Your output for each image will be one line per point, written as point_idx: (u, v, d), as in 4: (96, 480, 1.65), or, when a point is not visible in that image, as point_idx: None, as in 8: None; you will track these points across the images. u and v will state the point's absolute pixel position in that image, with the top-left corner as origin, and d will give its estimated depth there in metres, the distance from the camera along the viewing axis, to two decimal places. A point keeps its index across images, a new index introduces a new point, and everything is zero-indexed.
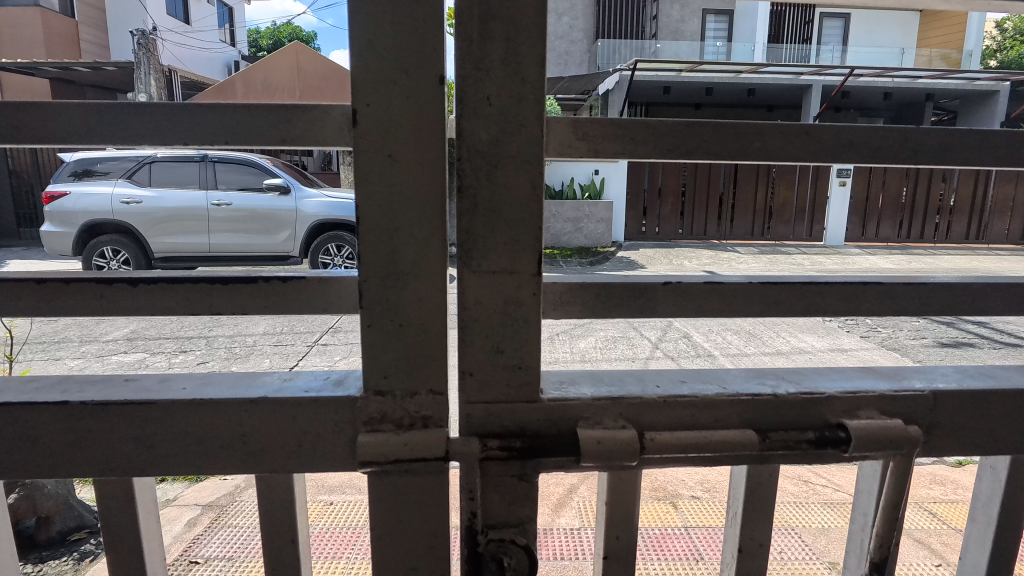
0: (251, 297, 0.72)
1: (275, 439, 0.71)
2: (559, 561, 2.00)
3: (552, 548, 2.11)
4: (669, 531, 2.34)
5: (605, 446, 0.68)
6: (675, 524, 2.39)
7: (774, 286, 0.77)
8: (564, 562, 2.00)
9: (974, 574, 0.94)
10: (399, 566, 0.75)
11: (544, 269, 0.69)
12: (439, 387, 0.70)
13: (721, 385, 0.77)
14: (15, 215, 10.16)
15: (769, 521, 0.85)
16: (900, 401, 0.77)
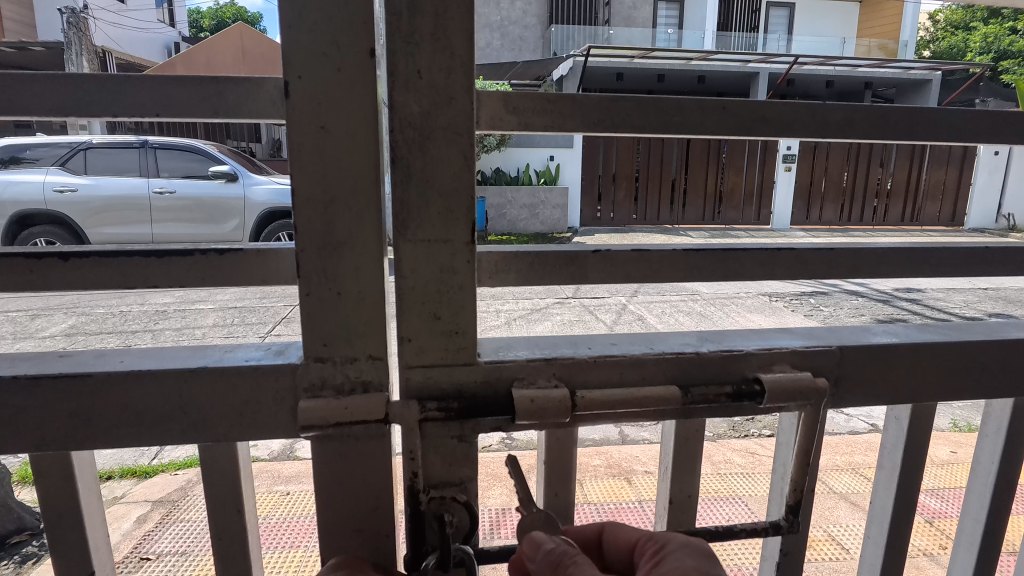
0: (188, 270, 0.73)
1: (216, 409, 0.72)
2: None
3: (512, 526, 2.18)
4: (623, 505, 2.47)
5: (538, 404, 0.72)
6: (629, 498, 2.52)
7: (697, 252, 0.82)
8: None
9: (882, 516, 1.03)
10: (345, 529, 0.78)
11: (477, 237, 0.72)
12: (379, 353, 0.72)
13: (649, 346, 0.82)
14: None
15: (696, 474, 0.91)
16: (811, 356, 0.83)
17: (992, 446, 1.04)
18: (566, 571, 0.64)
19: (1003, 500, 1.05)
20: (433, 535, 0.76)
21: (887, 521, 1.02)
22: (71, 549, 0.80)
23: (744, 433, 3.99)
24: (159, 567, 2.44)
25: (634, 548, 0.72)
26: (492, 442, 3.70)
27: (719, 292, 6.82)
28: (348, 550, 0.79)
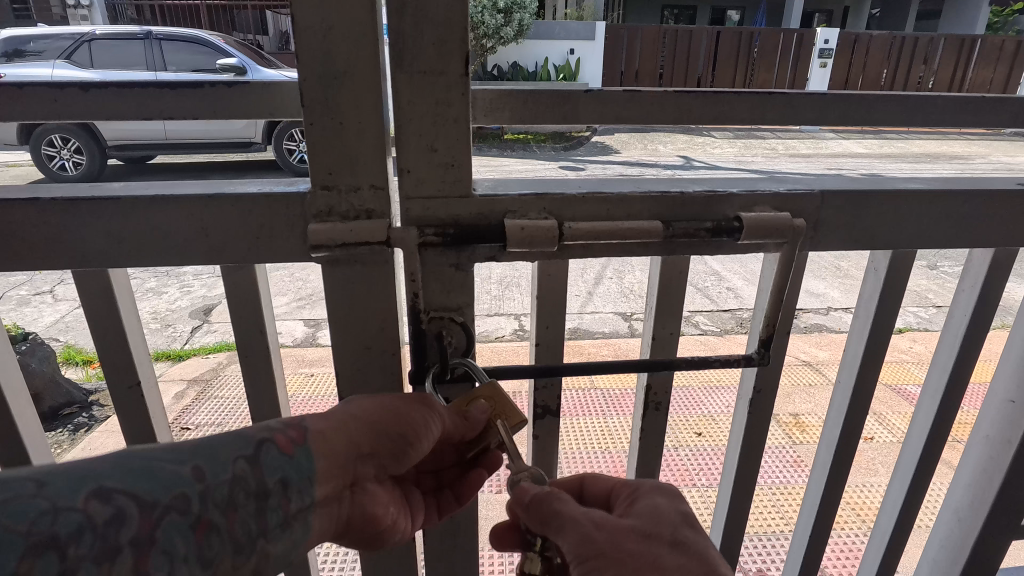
0: (200, 102, 0.77)
1: (234, 233, 0.79)
2: None
3: None
4: None
5: (528, 233, 0.78)
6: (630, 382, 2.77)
7: (688, 94, 0.84)
8: None
9: (853, 362, 1.11)
10: (356, 346, 0.87)
11: (471, 70, 0.74)
12: (380, 183, 0.78)
13: (636, 186, 0.86)
14: None
15: (678, 313, 0.98)
16: (792, 199, 0.87)
17: (968, 300, 1.09)
18: (550, 507, 0.73)
19: (970, 350, 1.12)
20: (433, 353, 0.86)
21: (857, 366, 1.10)
22: (119, 360, 0.92)
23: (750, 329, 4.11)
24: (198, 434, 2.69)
25: (610, 495, 0.84)
26: (505, 333, 3.87)
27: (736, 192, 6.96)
28: (359, 365, 0.89)
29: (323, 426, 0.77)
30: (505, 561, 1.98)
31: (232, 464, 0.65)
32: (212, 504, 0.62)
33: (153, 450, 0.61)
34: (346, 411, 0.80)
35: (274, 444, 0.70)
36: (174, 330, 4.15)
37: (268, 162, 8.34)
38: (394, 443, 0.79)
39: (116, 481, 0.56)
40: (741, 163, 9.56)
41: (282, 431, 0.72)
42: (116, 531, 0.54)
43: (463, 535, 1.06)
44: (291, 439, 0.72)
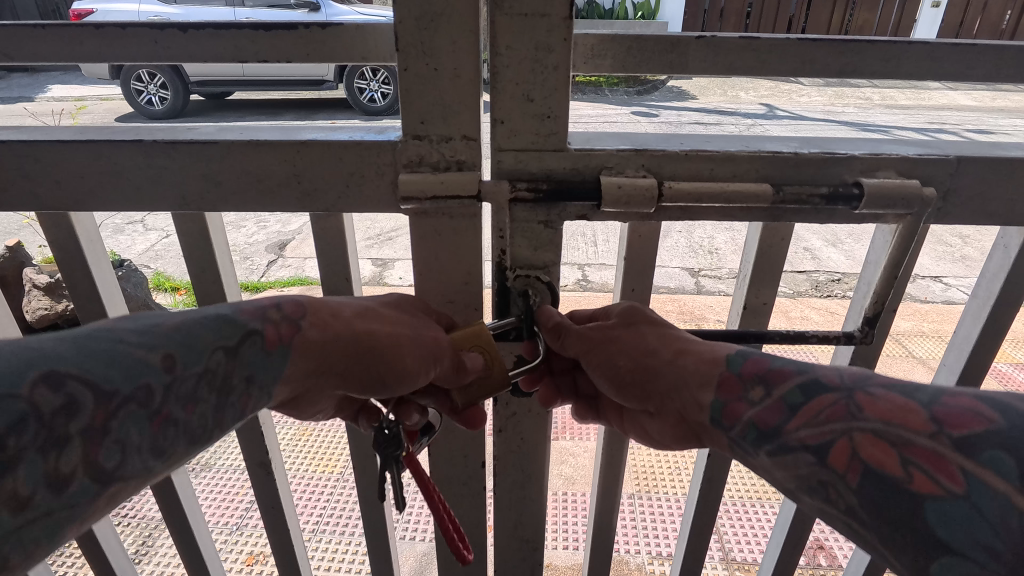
0: (295, 43, 0.76)
1: (325, 180, 0.79)
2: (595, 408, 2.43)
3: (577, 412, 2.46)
4: None
5: (625, 191, 0.74)
6: None
7: (812, 42, 0.75)
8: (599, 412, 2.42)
9: (964, 344, 1.03)
10: (439, 299, 0.87)
11: (575, 13, 0.69)
12: (472, 134, 0.75)
13: (744, 144, 0.79)
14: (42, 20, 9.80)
15: (775, 283, 0.92)
16: (922, 164, 0.78)
17: None
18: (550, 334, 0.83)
19: None
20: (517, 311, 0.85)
21: (967, 350, 1.02)
22: (214, 299, 0.96)
23: (826, 293, 3.89)
24: None
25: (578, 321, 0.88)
26: (568, 282, 3.83)
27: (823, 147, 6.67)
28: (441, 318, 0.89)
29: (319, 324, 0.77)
30: (562, 506, 2.02)
31: (208, 354, 0.69)
32: (172, 395, 0.66)
33: (120, 330, 0.65)
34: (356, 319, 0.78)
35: (260, 337, 0.73)
36: (252, 263, 4.35)
37: (339, 101, 8.41)
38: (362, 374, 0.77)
39: (70, 367, 0.60)
40: (829, 113, 8.83)
41: (274, 325, 0.74)
42: (67, 417, 0.59)
43: (534, 487, 1.07)
44: (279, 337, 0.74)
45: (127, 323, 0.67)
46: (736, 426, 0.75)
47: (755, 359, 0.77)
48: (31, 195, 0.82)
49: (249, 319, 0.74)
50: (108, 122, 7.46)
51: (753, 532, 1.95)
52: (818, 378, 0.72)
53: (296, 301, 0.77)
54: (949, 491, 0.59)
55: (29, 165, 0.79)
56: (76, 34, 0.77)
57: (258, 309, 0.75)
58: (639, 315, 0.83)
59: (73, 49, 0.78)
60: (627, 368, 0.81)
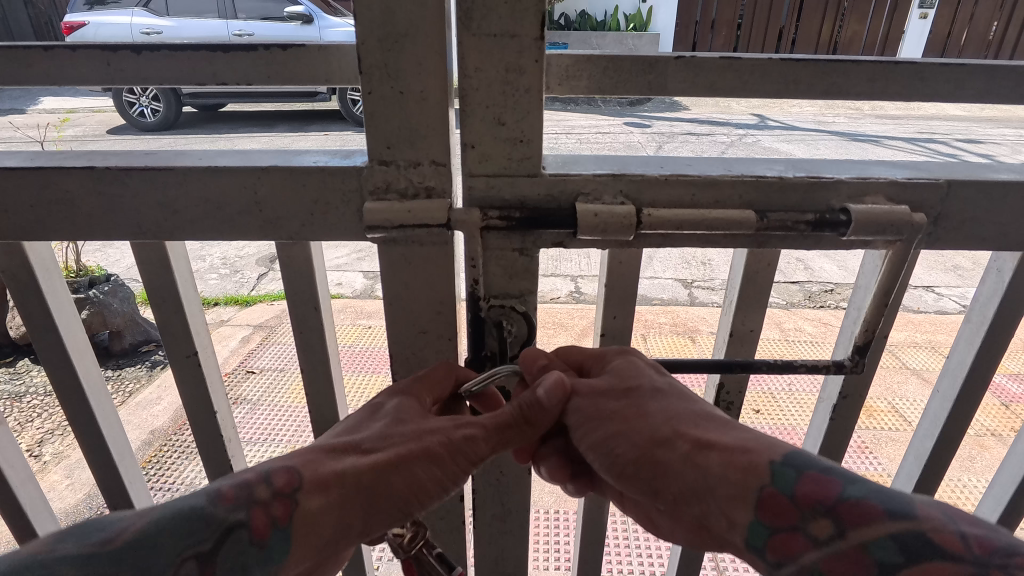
0: (255, 65, 0.72)
1: (287, 209, 0.75)
2: None
3: None
4: None
5: (601, 219, 0.71)
6: None
7: (796, 63, 0.72)
8: None
9: (958, 369, 0.99)
10: (411, 329, 0.83)
11: (546, 33, 0.66)
12: (441, 159, 0.72)
13: (727, 167, 0.75)
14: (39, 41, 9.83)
15: (761, 309, 0.89)
16: (911, 189, 0.75)
17: None
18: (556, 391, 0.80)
19: None
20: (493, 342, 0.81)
21: (961, 376, 0.98)
22: (176, 329, 0.91)
23: (819, 304, 3.86)
24: (262, 381, 2.76)
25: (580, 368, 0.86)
26: (560, 294, 3.79)
27: (815, 156, 6.66)
28: (414, 349, 0.85)
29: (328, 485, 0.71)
30: (554, 526, 1.96)
31: (177, 564, 0.63)
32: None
33: (59, 559, 0.60)
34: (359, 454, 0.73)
35: (248, 529, 0.68)
36: (242, 276, 4.30)
37: (333, 114, 8.39)
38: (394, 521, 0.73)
39: None
40: (821, 123, 8.87)
41: (266, 507, 0.68)
42: None
43: (516, 521, 1.02)
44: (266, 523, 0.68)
45: (78, 541, 0.62)
46: (792, 564, 0.66)
47: (814, 478, 0.68)
48: None
49: (230, 508, 0.68)
50: (100, 135, 7.40)
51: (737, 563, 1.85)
52: (926, 534, 0.62)
53: (288, 469, 0.71)
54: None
55: None
56: (24, 56, 0.73)
57: (242, 490, 0.70)
58: (644, 393, 0.78)
59: (22, 71, 0.75)
60: (631, 458, 0.75)
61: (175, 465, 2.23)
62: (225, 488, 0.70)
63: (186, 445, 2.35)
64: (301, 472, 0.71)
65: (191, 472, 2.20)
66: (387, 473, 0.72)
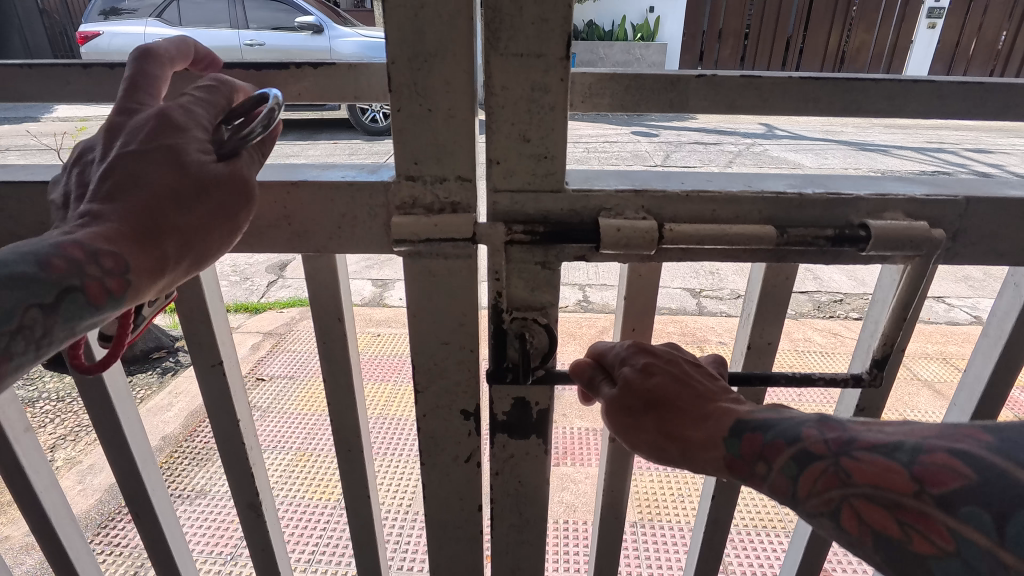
0: (286, 83, 0.75)
1: (315, 222, 0.77)
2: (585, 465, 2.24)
3: (572, 450, 2.34)
4: None
5: (624, 234, 0.72)
6: None
7: (816, 82, 0.74)
8: (590, 466, 2.25)
9: (975, 384, 1.00)
10: (433, 340, 0.85)
11: (572, 52, 0.67)
12: (467, 175, 0.74)
13: (747, 184, 0.77)
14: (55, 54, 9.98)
15: (779, 322, 0.90)
16: (930, 205, 0.76)
17: None
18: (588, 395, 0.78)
19: None
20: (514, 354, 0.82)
21: (978, 391, 0.99)
22: (202, 339, 0.94)
23: (829, 314, 3.84)
24: (273, 387, 2.77)
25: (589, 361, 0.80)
26: (568, 303, 3.79)
27: (824, 166, 6.64)
28: (436, 359, 0.86)
29: (132, 237, 0.62)
30: (564, 536, 1.96)
31: (15, 313, 0.60)
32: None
33: None
34: (134, 191, 0.62)
35: (83, 293, 0.62)
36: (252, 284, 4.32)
37: (342, 123, 8.45)
38: (222, 240, 0.66)
39: None
40: (829, 133, 8.86)
41: (95, 281, 0.61)
42: None
43: (532, 531, 1.03)
44: (107, 290, 0.61)
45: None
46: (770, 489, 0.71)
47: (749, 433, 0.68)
48: (14, 235, 0.81)
49: (58, 273, 0.61)
50: None
51: (759, 562, 1.81)
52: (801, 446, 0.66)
53: (112, 250, 0.61)
54: (942, 550, 0.57)
55: (18, 206, 0.78)
56: (63, 73, 0.76)
57: (65, 262, 0.61)
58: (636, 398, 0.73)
59: (59, 89, 0.77)
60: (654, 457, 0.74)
61: (186, 471, 2.25)
62: (49, 258, 0.61)
63: (198, 451, 2.37)
64: (130, 254, 0.62)
65: (202, 478, 2.21)
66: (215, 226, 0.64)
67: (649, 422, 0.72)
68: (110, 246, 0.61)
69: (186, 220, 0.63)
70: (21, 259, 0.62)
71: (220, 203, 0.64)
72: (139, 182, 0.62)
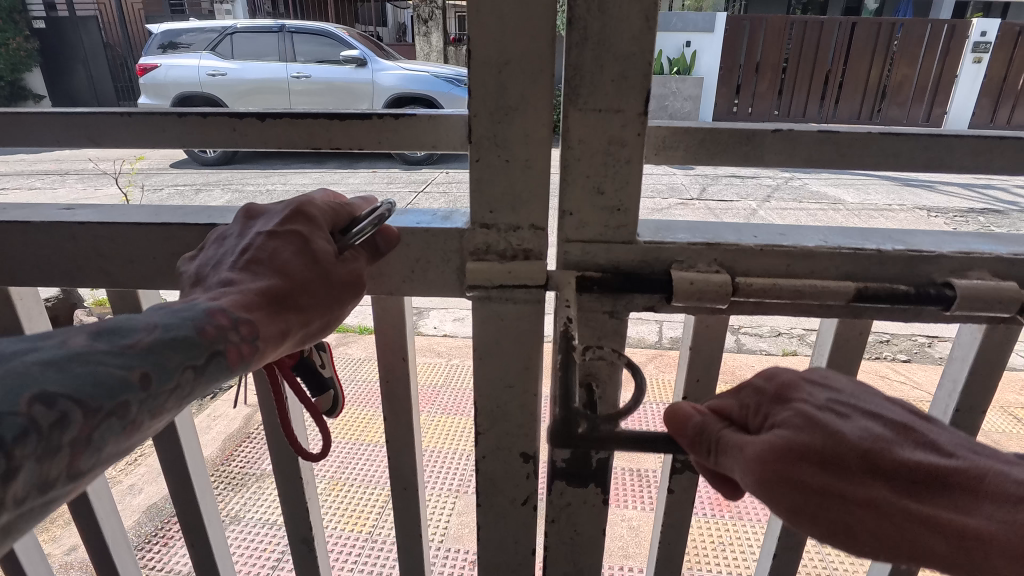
0: (366, 132, 0.77)
1: (391, 266, 0.80)
2: (623, 510, 2.17)
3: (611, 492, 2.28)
4: None
5: (697, 287, 0.71)
6: None
7: (896, 137, 0.73)
8: (628, 510, 2.18)
9: None
10: (496, 383, 0.85)
11: (650, 108, 0.68)
12: (540, 224, 0.75)
13: (822, 238, 0.75)
14: (113, 87, 10.54)
15: (851, 377, 0.87)
16: (1018, 265, 0.73)
17: None
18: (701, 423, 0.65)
19: None
20: None
21: None
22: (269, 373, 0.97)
23: (875, 355, 3.70)
24: (310, 415, 2.78)
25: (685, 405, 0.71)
26: None
27: (866, 201, 6.47)
28: (498, 402, 0.86)
29: (265, 306, 0.66)
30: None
31: (181, 371, 0.61)
32: (147, 407, 0.58)
33: (94, 355, 0.57)
34: (267, 271, 0.67)
35: (230, 357, 0.63)
36: None
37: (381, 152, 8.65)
38: (328, 326, 0.71)
39: (53, 384, 0.53)
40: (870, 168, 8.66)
41: (235, 345, 0.63)
42: (56, 435, 0.52)
43: None
44: (244, 356, 0.63)
45: (96, 343, 0.58)
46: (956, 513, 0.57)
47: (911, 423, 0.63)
48: (101, 271, 0.84)
49: (212, 335, 0.62)
50: (162, 169, 7.77)
51: None
52: None
53: (249, 319, 0.64)
54: None
55: (109, 244, 0.82)
56: (159, 120, 0.80)
57: (218, 327, 0.63)
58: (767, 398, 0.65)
59: (154, 135, 0.82)
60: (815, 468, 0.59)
61: (224, 497, 2.27)
62: (205, 323, 0.63)
63: (236, 477, 2.39)
64: (260, 323, 0.65)
65: (240, 504, 2.23)
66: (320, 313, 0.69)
67: (804, 414, 0.62)
68: (248, 316, 0.64)
69: (309, 305, 0.68)
70: (172, 319, 0.63)
71: (338, 296, 0.70)
72: (277, 263, 0.68)
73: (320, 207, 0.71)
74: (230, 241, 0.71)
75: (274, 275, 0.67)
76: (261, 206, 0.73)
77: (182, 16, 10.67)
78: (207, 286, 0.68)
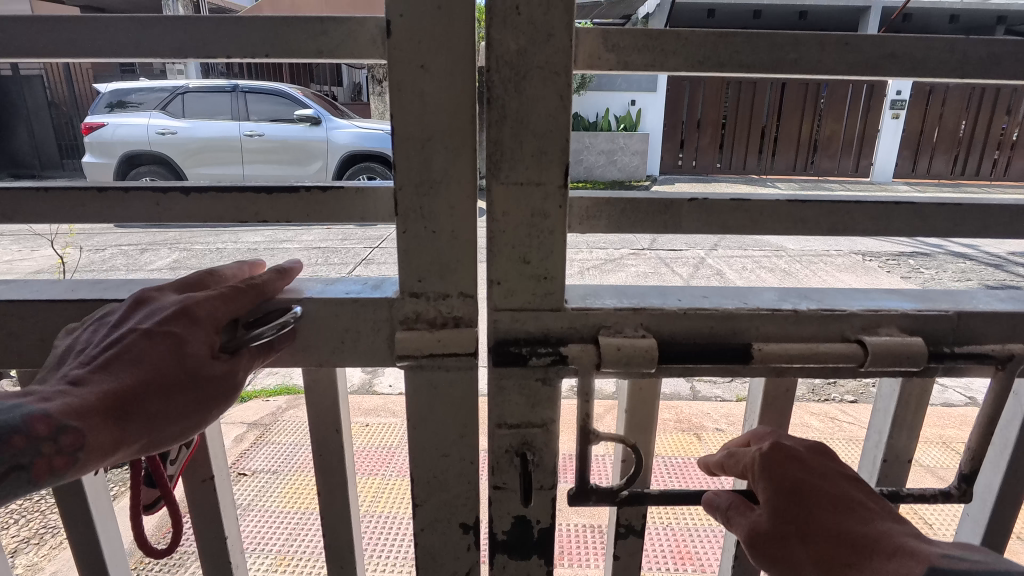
0: (294, 205, 0.77)
1: (318, 337, 0.78)
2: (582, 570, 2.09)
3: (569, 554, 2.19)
4: (674, 529, 2.19)
5: (625, 352, 0.72)
6: (678, 522, 2.22)
7: (803, 203, 0.78)
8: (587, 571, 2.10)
9: (987, 492, 0.97)
10: (432, 454, 0.83)
11: (569, 181, 0.70)
12: (469, 291, 0.75)
13: (742, 300, 0.79)
14: (59, 146, 10.26)
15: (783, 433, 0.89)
16: (923, 320, 0.77)
17: None
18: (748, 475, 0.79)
19: None
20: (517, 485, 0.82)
21: (991, 500, 0.96)
22: (196, 452, 0.93)
23: (824, 397, 3.76)
24: (254, 484, 2.63)
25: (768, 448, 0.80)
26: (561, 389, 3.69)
27: (806, 248, 6.74)
28: (435, 472, 0.84)
29: (104, 411, 0.64)
30: None
31: None
32: None
33: None
34: (121, 371, 0.65)
35: (35, 470, 0.63)
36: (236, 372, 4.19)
37: None
38: (181, 434, 0.68)
39: None
40: None
41: (47, 456, 0.62)
42: None
43: None
44: (57, 467, 0.62)
45: None
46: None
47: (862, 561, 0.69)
48: (12, 351, 0.80)
49: (22, 443, 0.62)
50: (107, 229, 7.51)
51: None
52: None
53: (75, 429, 0.62)
54: None
55: (23, 324, 0.78)
56: (80, 195, 0.78)
57: (32, 435, 0.62)
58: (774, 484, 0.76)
59: (73, 211, 0.80)
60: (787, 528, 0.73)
61: None
62: (21, 430, 0.62)
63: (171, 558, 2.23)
64: (89, 434, 0.62)
65: None
66: (168, 420, 0.66)
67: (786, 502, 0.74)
68: (77, 425, 0.62)
69: (157, 412, 0.65)
70: None
71: (194, 402, 0.67)
72: (134, 364, 0.65)
73: (198, 308, 0.68)
74: (104, 328, 0.69)
75: (125, 376, 0.65)
76: (152, 293, 0.71)
77: (132, 76, 10.53)
78: (61, 378, 0.66)
